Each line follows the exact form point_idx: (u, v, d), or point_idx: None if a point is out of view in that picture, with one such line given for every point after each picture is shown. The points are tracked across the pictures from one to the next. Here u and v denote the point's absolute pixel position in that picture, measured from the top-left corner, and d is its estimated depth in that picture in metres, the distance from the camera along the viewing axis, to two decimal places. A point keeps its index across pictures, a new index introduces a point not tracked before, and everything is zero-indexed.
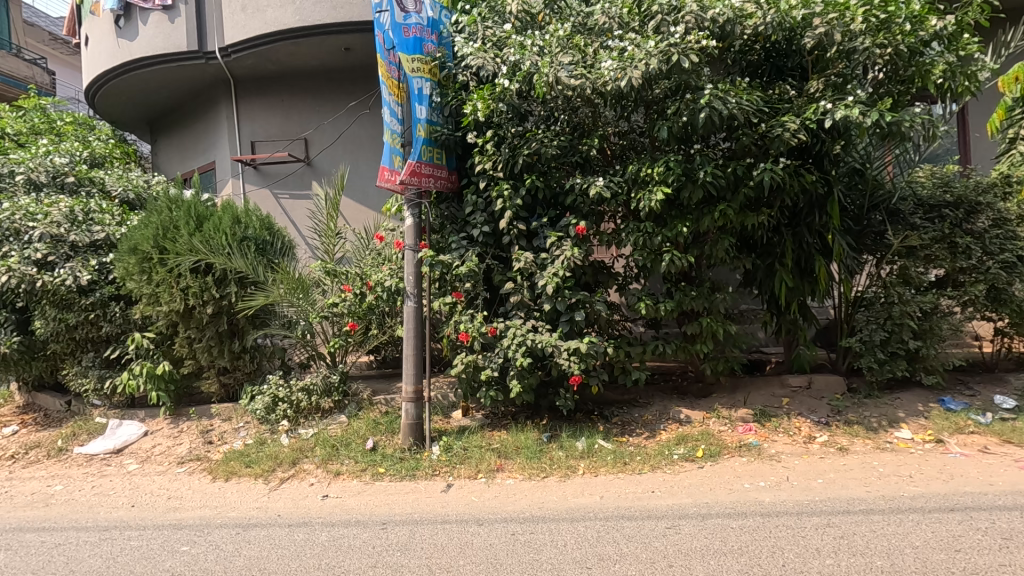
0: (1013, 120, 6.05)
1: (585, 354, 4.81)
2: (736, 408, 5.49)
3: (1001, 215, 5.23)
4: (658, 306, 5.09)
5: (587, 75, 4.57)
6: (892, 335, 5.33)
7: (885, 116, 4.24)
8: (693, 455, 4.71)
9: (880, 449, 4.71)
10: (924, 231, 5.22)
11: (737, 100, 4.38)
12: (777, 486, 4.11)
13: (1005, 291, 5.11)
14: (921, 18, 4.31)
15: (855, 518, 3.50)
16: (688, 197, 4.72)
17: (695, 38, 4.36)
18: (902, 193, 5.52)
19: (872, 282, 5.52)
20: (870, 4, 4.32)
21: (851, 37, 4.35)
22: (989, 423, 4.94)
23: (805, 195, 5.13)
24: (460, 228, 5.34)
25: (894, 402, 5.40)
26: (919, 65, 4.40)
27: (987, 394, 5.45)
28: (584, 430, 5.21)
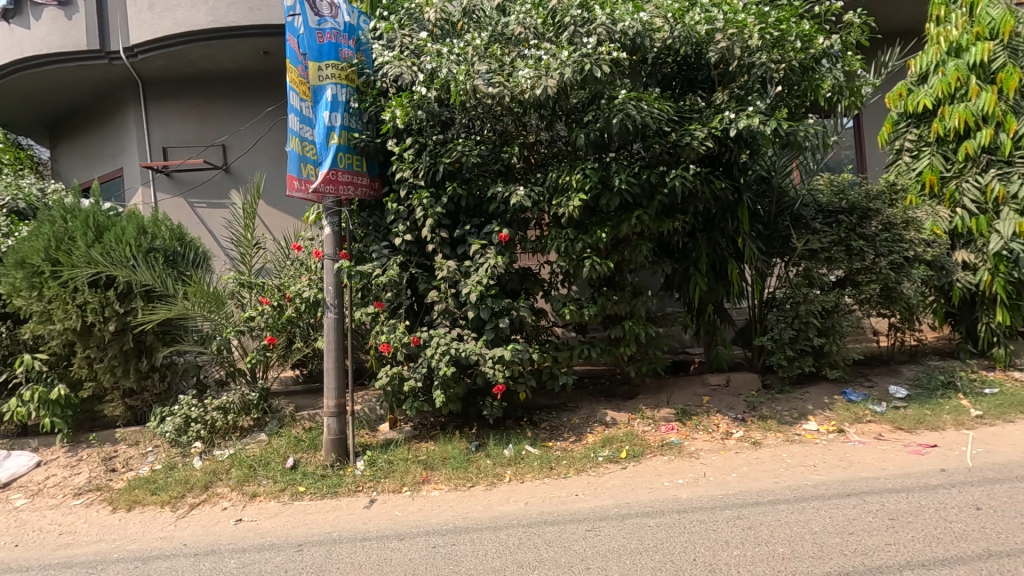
0: (897, 134, 6.53)
1: (509, 361, 4.81)
2: (659, 408, 5.66)
3: (891, 221, 5.65)
4: (582, 311, 5.20)
5: (505, 83, 4.64)
6: (799, 333, 5.66)
7: (783, 126, 4.52)
8: (617, 456, 4.81)
9: (790, 441, 4.98)
10: (823, 235, 5.59)
11: (648, 108, 4.53)
12: (694, 482, 4.25)
13: (896, 289, 5.51)
14: (811, 37, 4.65)
15: (763, 509, 3.67)
16: (606, 203, 4.86)
17: (608, 49, 4.50)
18: (804, 200, 5.89)
19: (781, 284, 5.86)
20: (765, 23, 4.61)
21: (750, 52, 4.60)
22: (884, 412, 5.34)
23: (717, 202, 5.41)
24: (383, 236, 5.26)
25: (803, 396, 5.74)
26: (811, 80, 4.77)
27: (884, 385, 5.89)
28: (512, 436, 5.22)
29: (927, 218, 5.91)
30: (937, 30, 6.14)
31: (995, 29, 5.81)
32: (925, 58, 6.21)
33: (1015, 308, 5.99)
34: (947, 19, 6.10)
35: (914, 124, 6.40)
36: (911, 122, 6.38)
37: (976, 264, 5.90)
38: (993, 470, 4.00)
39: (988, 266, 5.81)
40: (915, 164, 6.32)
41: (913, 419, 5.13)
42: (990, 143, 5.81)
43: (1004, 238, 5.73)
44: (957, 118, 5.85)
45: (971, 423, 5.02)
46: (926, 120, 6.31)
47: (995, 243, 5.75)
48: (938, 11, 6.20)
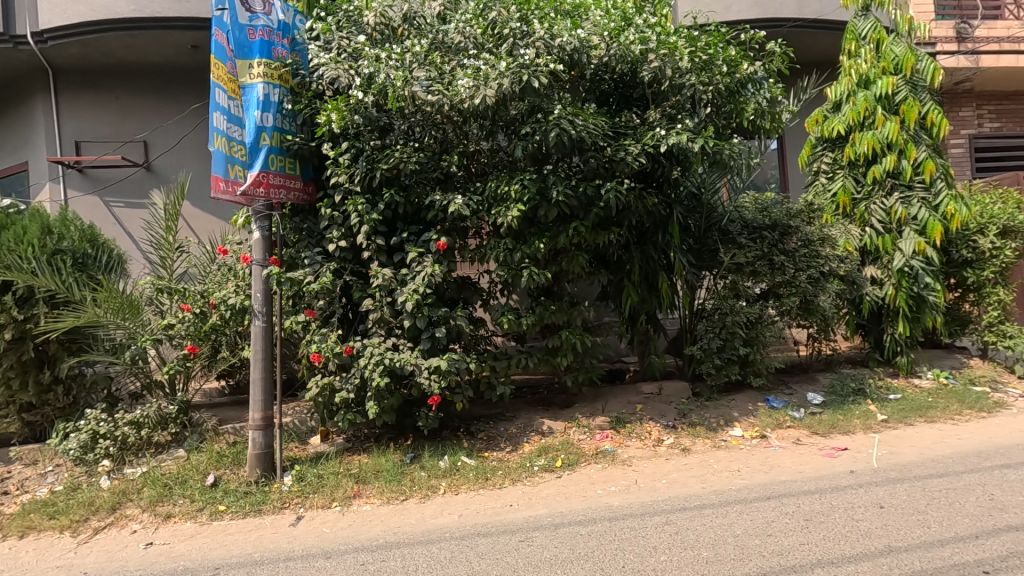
0: (815, 157, 6.99)
1: (445, 371, 4.74)
2: (594, 416, 5.76)
3: (808, 237, 6.02)
4: (520, 321, 5.23)
5: (444, 92, 4.62)
6: (726, 343, 5.93)
7: (709, 145, 4.75)
8: (552, 465, 4.83)
9: (716, 447, 5.18)
10: (748, 250, 5.88)
11: (584, 123, 4.64)
12: (626, 490, 4.33)
13: (813, 302, 5.87)
14: (736, 62, 4.92)
15: (689, 514, 3.78)
16: (544, 214, 4.93)
17: (545, 62, 4.59)
18: (731, 216, 6.20)
19: (710, 295, 6.11)
20: (694, 46, 4.84)
21: (680, 73, 4.81)
22: (802, 417, 5.66)
23: (650, 216, 5.60)
24: (316, 242, 5.10)
25: (730, 403, 6.00)
26: (736, 102, 5.06)
27: (802, 392, 6.25)
28: (447, 447, 5.16)
29: (840, 236, 6.34)
30: (849, 62, 6.63)
31: (898, 64, 6.33)
32: (838, 88, 6.68)
33: (915, 320, 6.54)
34: (857, 53, 6.59)
35: (829, 148, 6.87)
36: (826, 146, 6.87)
37: (882, 279, 6.39)
38: (895, 470, 4.32)
39: (893, 281, 6.31)
40: (830, 185, 6.78)
41: (827, 424, 5.47)
42: (893, 169, 6.35)
43: (905, 256, 6.26)
44: (866, 144, 6.35)
45: (878, 427, 5.40)
46: (839, 145, 6.79)
47: (898, 259, 6.26)
48: (850, 44, 6.68)
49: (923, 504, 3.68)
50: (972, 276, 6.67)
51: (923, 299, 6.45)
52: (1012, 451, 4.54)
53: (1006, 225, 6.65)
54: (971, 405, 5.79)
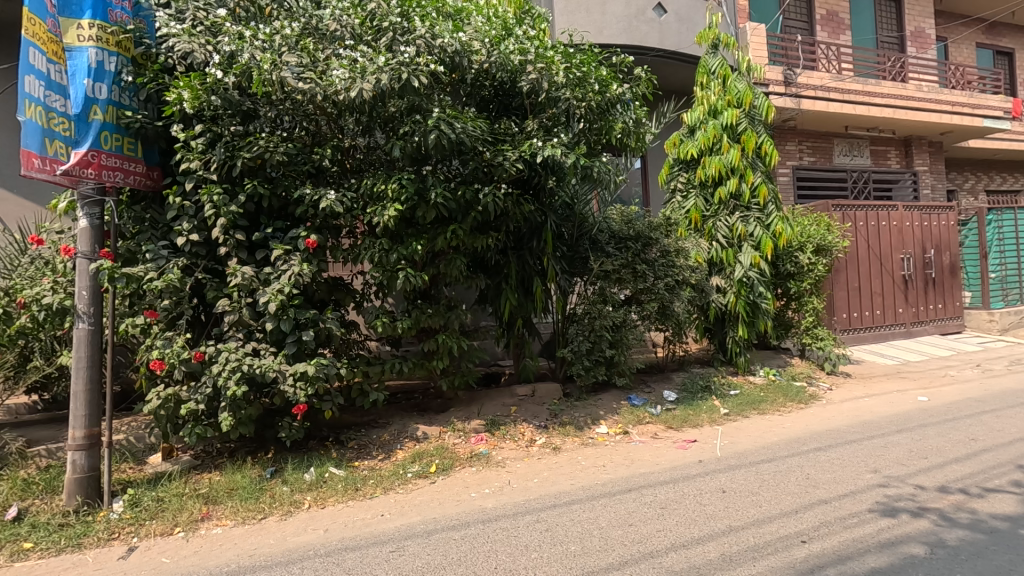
0: (672, 176, 7.70)
1: (312, 377, 4.42)
2: (469, 419, 5.76)
3: (666, 249, 6.58)
4: (395, 324, 5.08)
5: (317, 81, 4.41)
6: (594, 345, 6.25)
7: (581, 158, 5.01)
8: (426, 471, 4.73)
9: (584, 444, 5.44)
10: (614, 259, 6.30)
11: (463, 126, 4.63)
12: (499, 491, 4.37)
13: (670, 308, 6.42)
14: (607, 82, 5.24)
15: (559, 510, 3.91)
16: (422, 216, 4.84)
17: (425, 62, 4.53)
18: (601, 226, 6.56)
19: (580, 300, 6.44)
20: (569, 63, 5.06)
21: (556, 87, 5.01)
22: (659, 413, 6.15)
23: (526, 222, 5.77)
24: (161, 235, 4.53)
25: (597, 402, 6.36)
26: (606, 120, 5.36)
27: (659, 390, 6.82)
28: (313, 459, 4.83)
29: (693, 248, 7.01)
30: (701, 93, 7.39)
31: (740, 99, 7.17)
32: (693, 115, 7.43)
33: (751, 324, 7.44)
34: (708, 86, 7.35)
35: (684, 169, 7.61)
36: (681, 167, 7.61)
37: (725, 287, 7.22)
38: (735, 458, 4.85)
39: (734, 290, 7.15)
40: (684, 203, 7.50)
41: (680, 418, 6.00)
42: (735, 191, 7.18)
43: (744, 268, 7.10)
44: (714, 167, 7.11)
45: (721, 420, 6.05)
46: (693, 167, 7.55)
47: (739, 271, 7.10)
48: (702, 77, 7.44)
49: (756, 486, 4.17)
50: (794, 287, 7.76)
51: (757, 306, 7.37)
52: (823, 436, 5.33)
53: (819, 244, 7.85)
54: (793, 398, 6.70)
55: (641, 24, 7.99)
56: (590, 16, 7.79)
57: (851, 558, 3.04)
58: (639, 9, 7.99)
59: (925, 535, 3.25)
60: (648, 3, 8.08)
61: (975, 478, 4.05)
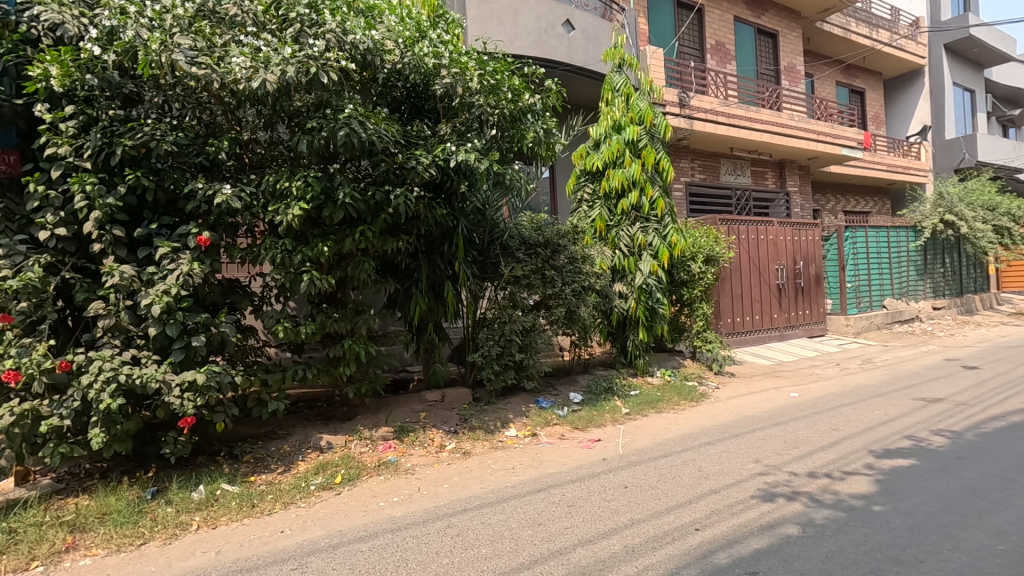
0: (579, 187, 8.07)
1: (202, 387, 4.06)
2: (377, 427, 5.60)
3: (573, 256, 6.83)
4: (297, 330, 4.82)
5: (213, 67, 4.07)
6: (504, 349, 6.33)
7: (494, 165, 5.09)
8: (331, 483, 4.53)
9: (494, 448, 5.48)
10: (524, 264, 6.43)
11: (375, 127, 4.52)
12: (408, 499, 4.27)
13: (576, 313, 6.66)
14: (519, 92, 5.36)
15: (470, 515, 3.90)
16: (328, 216, 4.64)
17: (335, 58, 4.36)
18: (511, 232, 6.67)
19: (491, 305, 6.50)
20: (483, 70, 5.11)
21: (469, 93, 5.05)
22: (565, 415, 6.36)
23: (438, 226, 5.72)
24: (19, 228, 4.00)
25: (506, 406, 6.45)
26: (518, 129, 5.46)
27: (566, 392, 7.05)
28: (203, 475, 4.45)
29: (597, 255, 7.33)
30: (606, 109, 7.78)
31: (642, 117, 7.62)
32: (598, 129, 7.80)
33: (650, 328, 7.91)
34: (612, 102, 7.74)
35: (590, 180, 7.99)
36: (588, 178, 7.97)
37: (627, 293, 7.63)
38: (636, 455, 5.13)
39: (634, 296, 7.58)
40: (590, 212, 7.85)
41: (585, 419, 6.24)
42: (636, 203, 7.62)
43: (644, 275, 7.55)
44: (617, 180, 7.51)
45: (623, 419, 6.37)
46: (598, 178, 7.94)
47: (639, 278, 7.54)
48: (607, 94, 7.83)
49: (654, 480, 4.43)
50: (687, 293, 8.37)
51: (654, 311, 7.85)
52: (712, 431, 5.79)
53: (708, 255, 8.52)
54: (685, 397, 7.21)
55: (551, 38, 8.26)
56: (502, 27, 7.93)
57: (737, 542, 3.32)
58: (549, 24, 8.26)
59: (797, 516, 3.63)
60: (558, 19, 8.37)
61: (837, 463, 4.58)
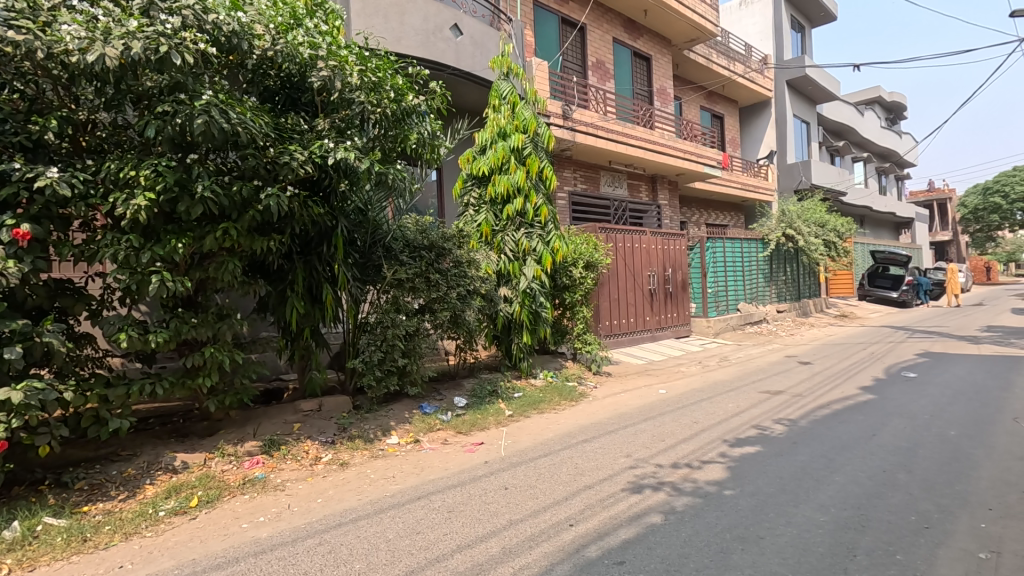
0: (466, 191, 8.13)
1: (17, 406, 3.47)
2: (243, 442, 5.16)
3: (458, 260, 6.79)
4: (146, 338, 4.29)
5: (38, 33, 3.56)
6: (386, 355, 6.16)
7: (375, 164, 4.93)
8: (185, 506, 4.08)
9: (374, 457, 5.28)
10: (408, 267, 6.28)
11: (240, 117, 4.17)
12: (277, 518, 3.97)
13: (462, 316, 6.64)
14: (403, 91, 5.23)
15: (343, 530, 3.71)
16: (185, 210, 4.18)
17: (193, 37, 3.99)
18: (395, 234, 6.47)
19: (373, 309, 6.29)
20: (363, 65, 4.93)
21: (349, 88, 4.83)
22: (449, 420, 6.32)
23: (315, 226, 5.40)
24: None
25: (388, 413, 6.27)
26: (401, 129, 5.34)
27: (450, 397, 7.02)
28: (20, 509, 3.80)
29: (483, 260, 7.40)
30: (492, 115, 7.87)
31: (526, 126, 7.77)
32: (484, 135, 7.91)
33: (533, 332, 8.12)
34: (499, 109, 7.87)
35: (476, 185, 8.08)
36: (474, 183, 8.06)
37: (512, 297, 7.76)
38: (517, 456, 5.23)
39: (518, 300, 7.73)
40: (476, 217, 7.93)
41: (469, 423, 6.25)
42: (521, 209, 7.77)
43: (527, 279, 7.73)
44: (503, 185, 7.64)
45: (505, 421, 6.47)
46: (484, 183, 8.03)
47: (523, 282, 7.70)
48: (494, 100, 7.93)
49: (533, 480, 4.54)
50: (569, 297, 8.71)
51: (538, 314, 8.07)
52: (589, 429, 6.08)
53: (588, 261, 8.94)
54: (566, 397, 7.51)
55: (438, 41, 8.21)
56: (387, 25, 7.73)
57: (607, 534, 3.49)
58: (436, 27, 8.20)
59: (660, 505, 3.91)
60: (445, 22, 8.34)
61: (696, 453, 5.02)
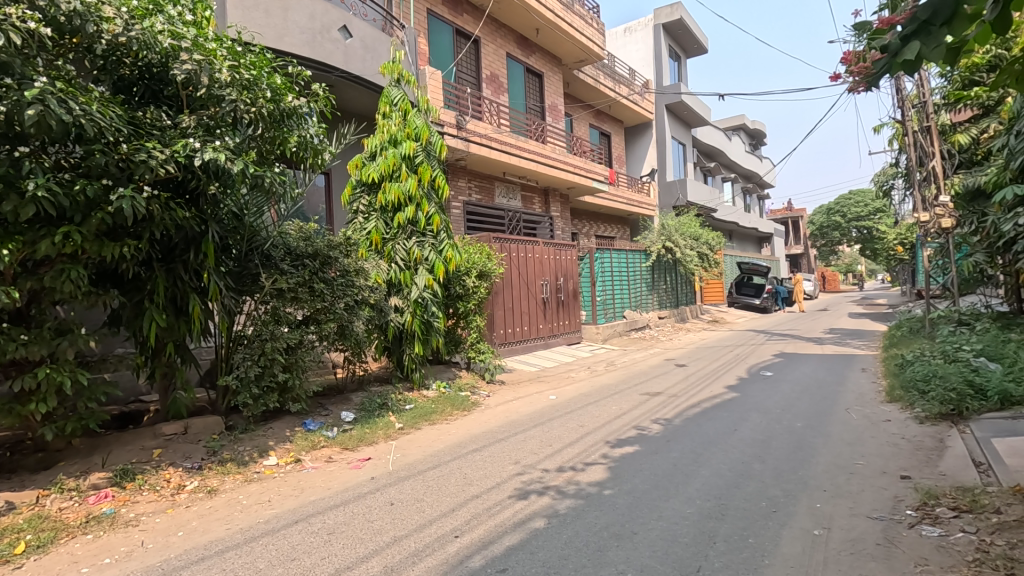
0: (355, 198, 7.85)
1: None
2: (88, 475, 4.56)
3: (345, 269, 6.55)
4: None
5: None
6: (264, 370, 5.73)
7: (249, 166, 4.59)
8: (8, 554, 3.50)
9: (248, 481, 4.89)
10: (289, 276, 5.92)
11: (85, 107, 3.71)
12: (127, 557, 3.54)
13: (349, 327, 6.37)
14: (281, 91, 4.96)
15: (207, 564, 3.39)
16: (13, 211, 3.64)
17: (21, 13, 3.54)
18: (275, 242, 6.07)
19: (249, 321, 5.86)
20: (234, 61, 4.64)
21: (217, 84, 4.50)
22: (334, 436, 6.03)
23: (179, 231, 4.92)
24: None
25: (266, 432, 5.84)
26: (280, 131, 5.10)
27: (337, 412, 6.71)
28: None
29: (372, 269, 7.14)
30: (382, 121, 7.70)
31: (418, 134, 7.72)
32: (375, 141, 7.72)
33: (426, 341, 8.01)
34: (389, 116, 7.72)
35: (366, 192, 7.81)
36: (364, 189, 7.82)
37: (402, 307, 7.62)
38: (405, 469, 5.11)
39: (409, 310, 7.61)
40: (366, 224, 7.71)
41: (355, 438, 6.00)
42: (412, 218, 7.66)
43: (419, 289, 7.62)
44: (394, 194, 7.50)
45: (395, 435, 6.31)
46: (374, 191, 7.79)
47: (414, 292, 7.58)
48: (385, 107, 7.76)
49: (420, 493, 4.46)
50: (462, 306, 8.72)
51: (430, 324, 7.97)
52: (480, 438, 6.11)
53: (481, 270, 8.97)
54: (458, 407, 7.48)
55: (326, 41, 7.90)
56: (268, 20, 7.32)
57: (492, 543, 3.51)
58: (323, 26, 7.90)
59: (544, 510, 4.01)
60: (333, 23, 8.06)
61: (580, 456, 5.23)
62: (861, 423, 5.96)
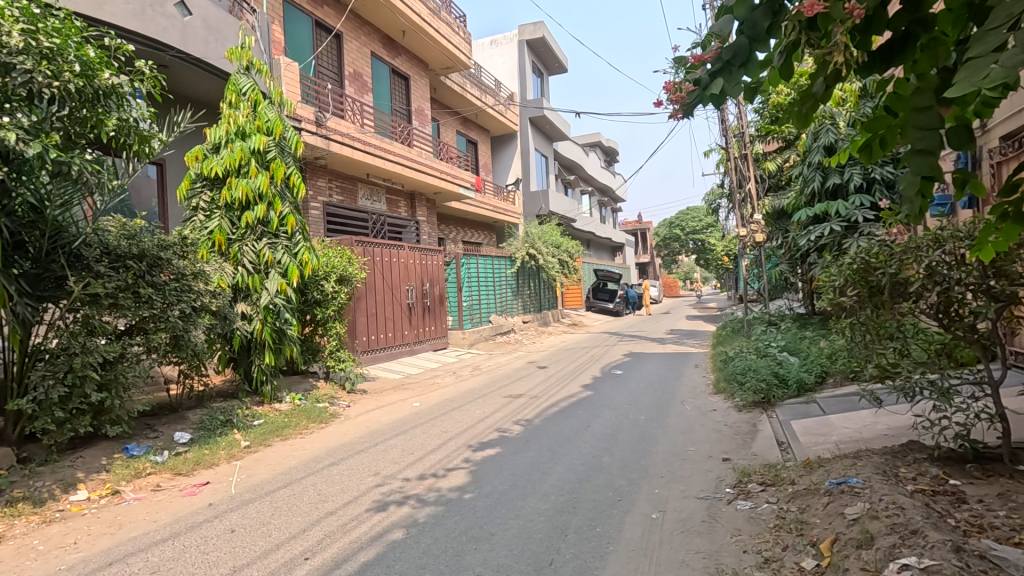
0: (194, 193, 7.09)
1: None
2: None
3: (180, 272, 5.82)
4: None
5: None
6: (72, 390, 4.88)
7: (48, 150, 3.90)
8: None
9: (47, 522, 4.13)
10: (106, 280, 5.08)
11: None
12: None
13: (184, 337, 5.71)
14: (94, 67, 4.31)
15: None
16: None
17: None
18: (88, 239, 5.20)
19: (52, 333, 4.97)
20: (29, 26, 3.97)
21: (5, 50, 3.80)
22: (164, 461, 5.33)
23: None
24: None
25: (75, 462, 4.99)
26: (94, 112, 4.43)
27: (169, 434, 5.93)
28: None
29: (214, 272, 6.48)
30: (228, 111, 7.03)
31: (270, 128, 7.13)
32: (218, 132, 7.04)
33: (278, 351, 7.42)
34: (236, 106, 7.08)
35: (208, 187, 7.11)
36: (205, 184, 7.10)
37: (251, 314, 6.98)
38: (250, 492, 4.68)
39: (259, 317, 6.99)
40: (207, 223, 6.98)
41: (191, 461, 5.36)
42: (263, 217, 7.06)
43: (270, 294, 7.05)
44: (241, 190, 6.89)
45: (240, 454, 5.74)
46: (217, 186, 7.12)
47: (265, 297, 7.00)
48: (231, 95, 7.10)
49: (267, 516, 4.11)
50: (320, 313, 8.23)
51: (283, 332, 7.40)
52: (338, 451, 5.81)
53: (341, 274, 8.52)
54: (314, 420, 7.03)
55: (157, 16, 7.00)
56: None
57: (345, 561, 3.34)
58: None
59: (403, 520, 3.91)
60: None
61: (442, 462, 5.21)
62: (693, 414, 6.69)
